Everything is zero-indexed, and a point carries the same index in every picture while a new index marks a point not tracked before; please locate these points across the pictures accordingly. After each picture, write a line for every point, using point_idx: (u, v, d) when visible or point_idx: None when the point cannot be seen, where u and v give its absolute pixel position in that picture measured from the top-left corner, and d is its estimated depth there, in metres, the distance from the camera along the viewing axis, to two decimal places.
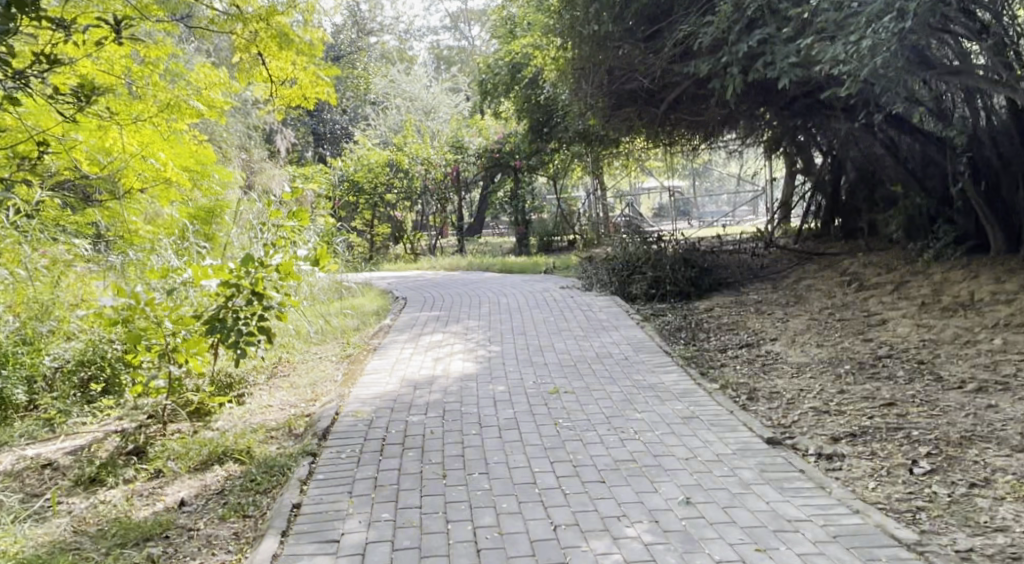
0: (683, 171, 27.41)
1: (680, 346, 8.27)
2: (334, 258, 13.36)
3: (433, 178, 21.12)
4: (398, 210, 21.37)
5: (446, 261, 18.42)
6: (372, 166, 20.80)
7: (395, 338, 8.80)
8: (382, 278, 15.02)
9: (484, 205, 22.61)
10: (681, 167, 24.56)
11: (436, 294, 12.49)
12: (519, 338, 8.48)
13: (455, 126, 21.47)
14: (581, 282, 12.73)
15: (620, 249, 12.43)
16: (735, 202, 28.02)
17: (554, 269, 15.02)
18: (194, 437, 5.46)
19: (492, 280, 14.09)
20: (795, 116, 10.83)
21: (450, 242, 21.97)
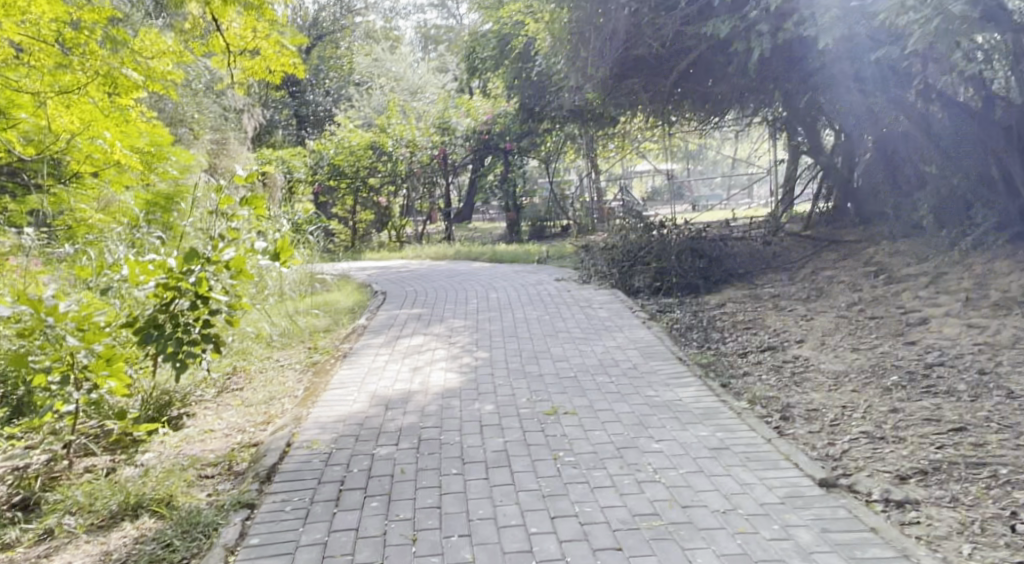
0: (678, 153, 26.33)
1: (694, 350, 7.26)
2: (307, 249, 12.27)
3: (419, 161, 20.02)
4: (382, 195, 20.26)
5: (434, 250, 17.35)
6: (354, 149, 19.78)
7: (370, 342, 7.75)
8: (363, 270, 13.95)
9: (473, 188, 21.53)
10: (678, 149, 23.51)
11: (421, 287, 11.43)
12: (510, 341, 7.44)
13: (441, 105, 20.33)
14: (577, 273, 11.71)
15: (621, 238, 11.42)
16: (730, 184, 26.94)
17: (548, 259, 13.97)
18: (108, 479, 4.44)
19: (483, 271, 13.04)
20: (816, 88, 9.82)
21: (438, 229, 20.88)
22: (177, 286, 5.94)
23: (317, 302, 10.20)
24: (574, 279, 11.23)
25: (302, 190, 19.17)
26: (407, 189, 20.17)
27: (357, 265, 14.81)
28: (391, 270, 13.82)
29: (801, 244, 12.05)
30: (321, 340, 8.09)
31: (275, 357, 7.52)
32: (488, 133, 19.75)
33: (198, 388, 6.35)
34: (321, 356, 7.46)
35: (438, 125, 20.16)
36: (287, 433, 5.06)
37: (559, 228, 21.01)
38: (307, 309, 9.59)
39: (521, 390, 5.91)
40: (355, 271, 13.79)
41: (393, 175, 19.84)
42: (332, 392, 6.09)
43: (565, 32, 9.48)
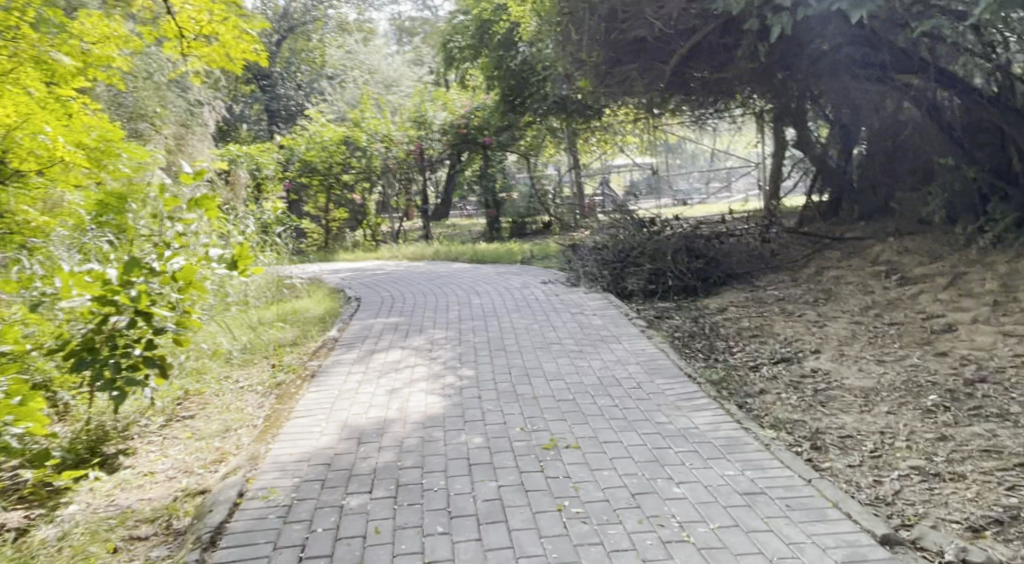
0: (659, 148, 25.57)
1: (700, 363, 6.56)
2: (274, 252, 11.41)
3: (395, 157, 19.15)
4: (357, 192, 19.36)
5: (412, 249, 16.51)
6: (326, 145, 18.81)
7: (340, 358, 6.97)
8: (335, 273, 13.10)
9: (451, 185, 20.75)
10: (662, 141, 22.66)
11: (399, 292, 10.62)
12: (497, 357, 6.70)
13: (417, 98, 19.46)
14: (565, 275, 10.99)
15: (612, 238, 10.69)
16: (711, 178, 26.36)
17: (533, 259, 13.20)
18: (17, 547, 3.69)
19: (464, 273, 12.24)
20: (824, 73, 9.15)
21: (415, 227, 20.01)
22: (115, 300, 5.20)
23: (284, 311, 9.37)
24: (562, 282, 10.49)
25: (272, 187, 18.23)
26: (383, 185, 19.28)
27: (328, 267, 13.94)
28: (366, 272, 12.97)
29: (800, 241, 11.40)
30: (286, 356, 7.32)
31: (234, 378, 6.75)
32: (465, 122, 19.25)
33: (143, 416, 5.62)
34: (285, 375, 6.69)
35: (414, 118, 19.30)
36: (240, 479, 4.31)
37: (541, 224, 20.49)
38: (272, 320, 8.77)
39: (513, 416, 5.18)
40: (327, 274, 12.95)
41: (367, 171, 18.96)
42: (296, 422, 5.33)
43: (556, 13, 8.77)
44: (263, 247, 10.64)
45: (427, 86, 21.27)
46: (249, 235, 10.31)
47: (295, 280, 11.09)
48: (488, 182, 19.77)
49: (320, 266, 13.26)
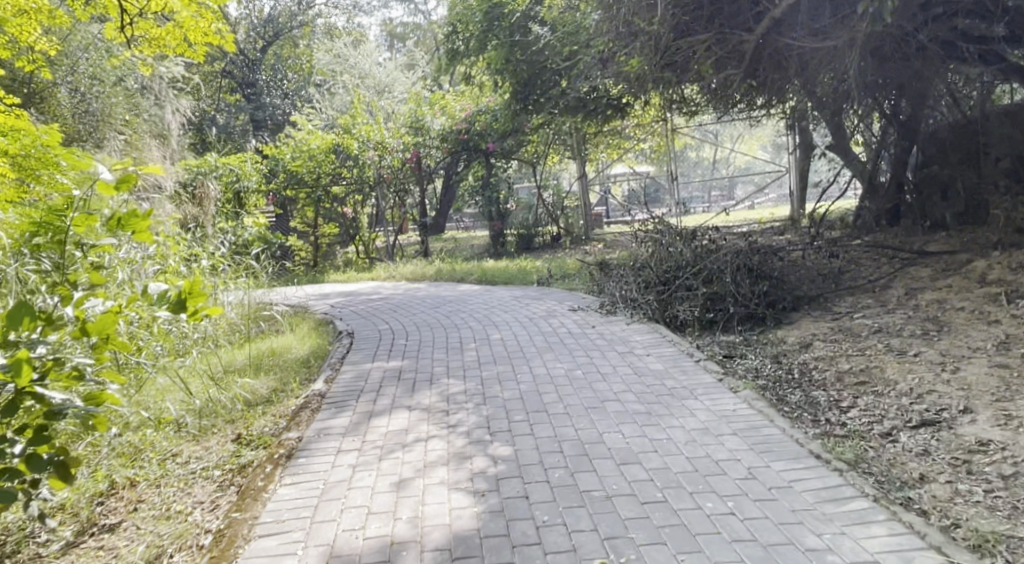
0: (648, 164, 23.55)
1: (812, 431, 4.84)
2: (250, 274, 9.62)
3: (389, 165, 17.35)
4: (348, 205, 17.55)
5: (411, 268, 14.74)
6: (314, 153, 16.91)
7: (329, 426, 5.25)
8: (321, 299, 11.28)
9: (448, 196, 18.97)
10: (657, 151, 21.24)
11: (400, 324, 8.85)
12: (540, 424, 4.98)
13: (412, 101, 17.74)
14: (595, 301, 9.25)
15: (652, 256, 8.99)
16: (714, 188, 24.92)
17: (552, 279, 11.45)
18: None
19: (473, 298, 10.46)
20: (927, 49, 7.48)
21: (413, 242, 18.22)
22: None
23: (260, 352, 7.57)
24: (595, 309, 8.76)
25: (255, 200, 16.42)
26: (376, 198, 17.49)
27: (315, 292, 12.13)
28: (359, 298, 11.16)
29: (869, 255, 9.71)
30: (254, 423, 5.55)
31: (183, 457, 4.98)
32: (466, 126, 17.66)
33: (43, 532, 3.95)
34: (250, 456, 4.93)
35: (411, 123, 17.60)
36: None
37: (549, 236, 18.84)
38: (242, 368, 6.97)
39: (585, 535, 3.52)
40: (313, 301, 11.14)
41: (360, 182, 17.17)
42: (260, 547, 3.63)
43: None
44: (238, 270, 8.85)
45: (424, 90, 19.55)
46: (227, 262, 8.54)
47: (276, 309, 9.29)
48: (491, 192, 18.30)
49: (304, 291, 11.44)
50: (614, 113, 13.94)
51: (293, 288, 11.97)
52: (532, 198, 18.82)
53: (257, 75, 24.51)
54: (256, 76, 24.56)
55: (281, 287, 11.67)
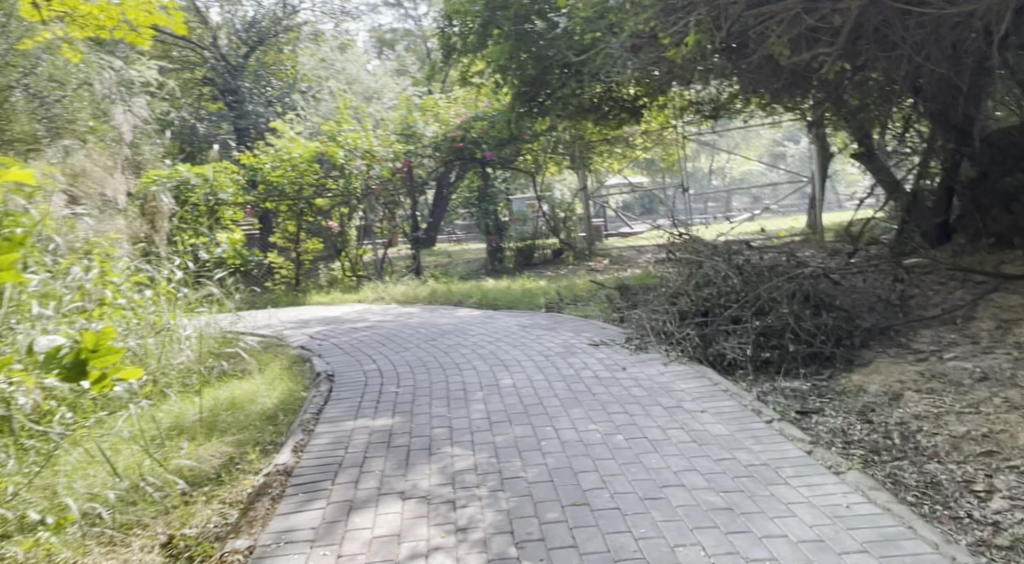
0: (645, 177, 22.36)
1: (965, 541, 3.48)
2: (211, 302, 8.23)
3: (378, 176, 15.97)
4: (334, 219, 16.10)
5: (404, 288, 13.36)
6: (296, 162, 15.45)
7: (294, 524, 3.90)
8: (297, 329, 9.85)
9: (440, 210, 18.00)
10: (654, 161, 20.18)
11: (389, 362, 7.45)
12: (583, 528, 3.61)
13: (403, 107, 16.46)
14: (619, 334, 7.88)
15: (686, 280, 7.64)
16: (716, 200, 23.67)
17: (562, 306, 10.07)
18: None
19: (473, 327, 9.06)
20: None
21: (403, 256, 16.66)
22: None
23: (218, 404, 6.22)
24: (622, 344, 7.39)
25: (232, 214, 15.11)
26: (365, 211, 16.02)
27: (292, 320, 10.73)
28: (341, 328, 9.74)
29: (934, 279, 8.41)
30: (193, 516, 4.18)
31: None
32: (461, 132, 16.41)
33: None
34: None
35: (401, 130, 16.27)
36: None
37: (550, 250, 17.68)
38: (191, 429, 5.60)
39: None
40: (288, 331, 9.73)
41: (346, 194, 15.70)
42: None
43: None
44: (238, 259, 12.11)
45: (416, 96, 18.22)
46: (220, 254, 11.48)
47: (241, 345, 7.92)
48: (488, 205, 17.01)
49: (278, 319, 10.04)
50: (629, 117, 12.57)
51: (266, 316, 10.55)
52: (525, 208, 17.55)
53: (239, 81, 23.07)
54: (237, 83, 23.15)
55: (248, 314, 10.23)
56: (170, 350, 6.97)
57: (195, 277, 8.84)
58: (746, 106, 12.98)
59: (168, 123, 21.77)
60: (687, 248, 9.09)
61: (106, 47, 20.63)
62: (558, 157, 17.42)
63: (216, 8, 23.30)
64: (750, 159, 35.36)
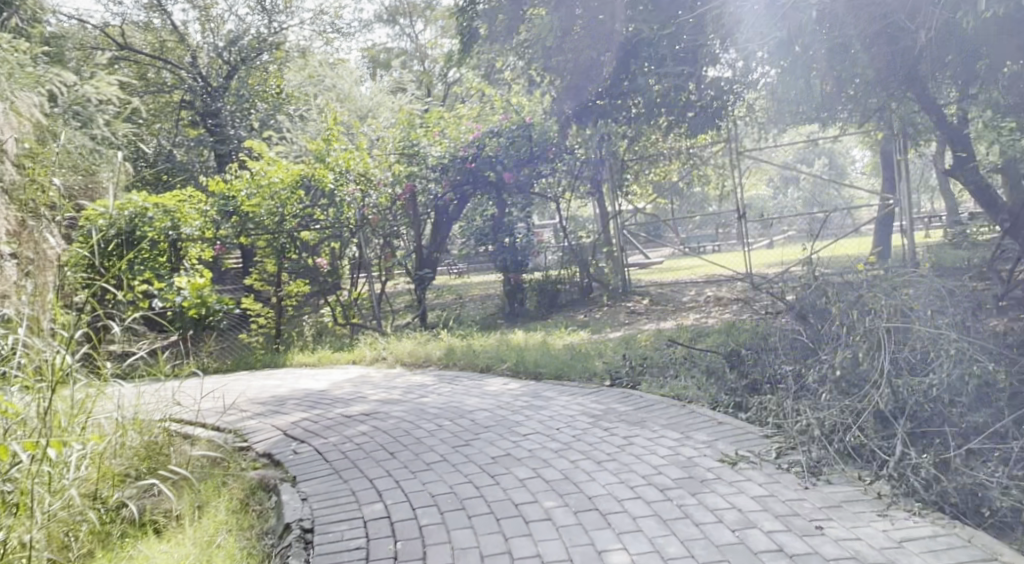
0: (681, 200, 19.60)
1: None
2: (111, 416, 5.41)
3: (374, 204, 13.19)
4: (322, 255, 13.19)
5: (410, 344, 10.57)
6: (275, 188, 12.75)
7: None
8: (251, 425, 6.89)
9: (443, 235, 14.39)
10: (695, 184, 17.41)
11: (401, 499, 4.61)
12: None
13: (403, 121, 13.72)
14: (762, 441, 5.07)
15: (879, 361, 4.84)
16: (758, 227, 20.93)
17: (635, 381, 7.27)
18: None
19: (515, 424, 6.17)
20: None
21: (401, 291, 13.78)
22: None
23: None
24: (783, 465, 4.60)
25: (198, 251, 12.69)
26: (358, 245, 13.18)
27: (261, 402, 7.92)
28: (318, 422, 6.76)
29: None
30: None
31: None
32: (472, 150, 13.74)
33: None
34: None
35: (401, 149, 13.45)
36: None
37: (576, 287, 14.80)
38: None
39: None
40: (241, 429, 6.82)
41: (338, 226, 12.87)
42: None
43: None
44: (233, 302, 12.60)
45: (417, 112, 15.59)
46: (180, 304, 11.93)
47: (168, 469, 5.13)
48: (506, 237, 14.06)
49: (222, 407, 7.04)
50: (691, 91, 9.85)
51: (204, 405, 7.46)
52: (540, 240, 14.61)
53: (220, 103, 20.74)
54: (217, 105, 20.61)
55: (186, 397, 7.31)
56: (35, 501, 4.30)
57: (105, 336, 6.75)
58: (840, 97, 10.34)
59: (134, 148, 19.25)
60: (831, 302, 6.23)
61: (64, 62, 18.21)
62: (580, 180, 14.61)
63: (196, 25, 21.11)
64: (776, 186, 32.61)
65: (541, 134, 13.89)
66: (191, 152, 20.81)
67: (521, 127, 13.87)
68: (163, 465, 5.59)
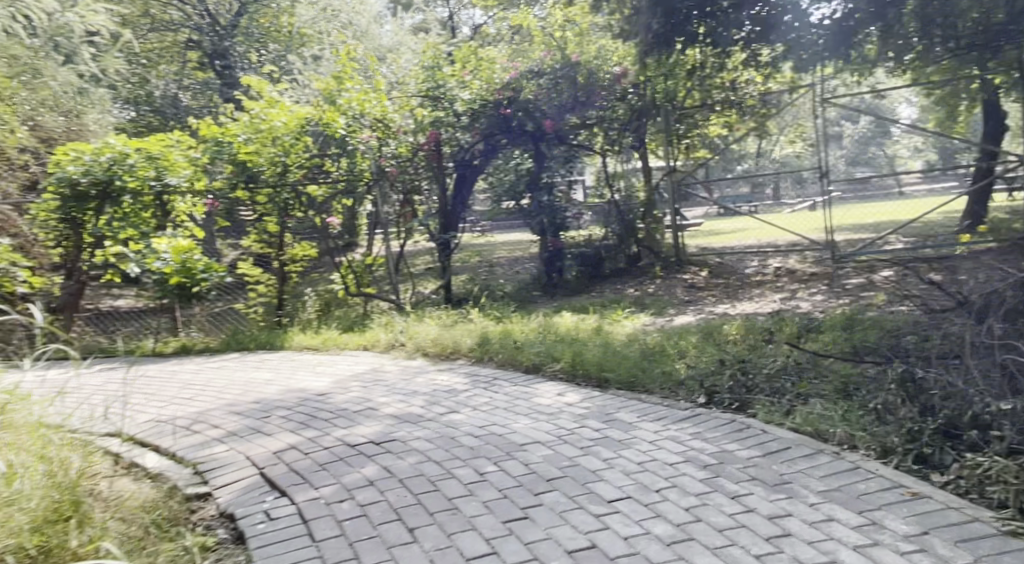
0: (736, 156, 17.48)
1: None
2: None
3: (393, 155, 11.14)
4: (335, 215, 11.15)
5: (434, 325, 8.69)
6: (277, 136, 10.66)
7: None
8: (217, 459, 5.10)
9: (465, 191, 11.92)
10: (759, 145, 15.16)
11: None
12: None
13: (427, 56, 11.58)
14: (1016, 549, 3.15)
15: None
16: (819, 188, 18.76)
17: (742, 403, 5.33)
18: None
19: (593, 471, 4.27)
20: None
21: (422, 252, 11.80)
22: None
23: None
24: None
25: (188, 205, 10.78)
26: (373, 202, 11.15)
27: (240, 414, 6.10)
28: (309, 458, 4.92)
29: None
30: None
31: None
32: (509, 93, 11.56)
33: None
34: None
35: (426, 91, 11.37)
36: None
37: (623, 257, 12.55)
38: None
39: None
40: (202, 466, 5.04)
41: (352, 180, 10.87)
42: None
43: None
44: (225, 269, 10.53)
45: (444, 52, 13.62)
46: (161, 270, 10.16)
47: None
48: (544, 195, 11.96)
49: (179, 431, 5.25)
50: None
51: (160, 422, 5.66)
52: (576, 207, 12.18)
53: (228, 43, 18.78)
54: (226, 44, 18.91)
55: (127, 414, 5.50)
56: None
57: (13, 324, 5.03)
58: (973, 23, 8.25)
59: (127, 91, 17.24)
60: None
61: None
62: (623, 133, 12.15)
63: None
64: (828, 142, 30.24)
65: (588, 78, 11.75)
66: (200, 97, 18.75)
67: (565, 67, 11.70)
68: (63, 546, 3.72)
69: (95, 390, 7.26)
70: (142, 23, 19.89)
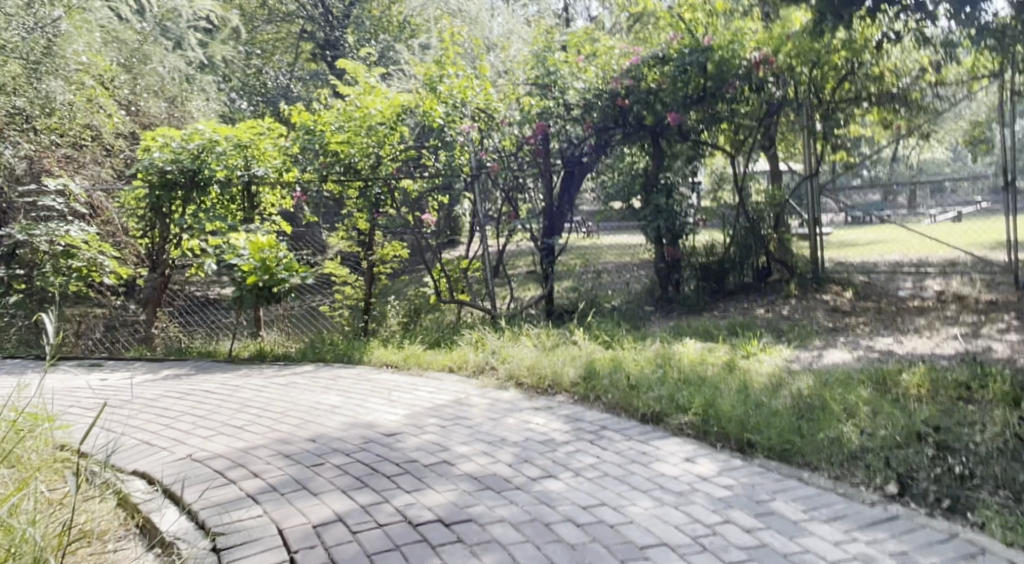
0: None
1: None
2: None
3: (496, 148, 9.84)
4: (429, 214, 9.76)
5: (531, 348, 7.40)
6: (371, 123, 9.56)
7: None
8: (243, 531, 3.93)
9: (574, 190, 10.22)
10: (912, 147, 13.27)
11: None
12: None
13: (538, 39, 10.06)
14: None
15: None
16: None
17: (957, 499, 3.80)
18: None
19: None
20: None
21: (523, 252, 10.20)
22: None
23: None
24: None
25: (273, 198, 9.87)
26: (472, 201, 9.75)
27: (287, 458, 4.96)
28: (358, 542, 3.71)
29: None
30: None
31: None
32: (627, 81, 9.97)
33: None
34: None
35: (535, 78, 9.98)
36: None
37: (751, 272, 10.69)
38: None
39: None
40: (221, 540, 3.86)
41: (450, 174, 9.48)
42: None
43: None
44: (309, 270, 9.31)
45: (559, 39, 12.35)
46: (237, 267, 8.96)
47: None
48: (661, 198, 10.32)
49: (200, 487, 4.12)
50: None
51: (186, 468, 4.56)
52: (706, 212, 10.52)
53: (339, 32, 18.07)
54: (336, 34, 18.21)
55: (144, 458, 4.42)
56: None
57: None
58: None
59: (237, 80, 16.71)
60: None
61: None
62: (759, 128, 10.37)
63: None
64: None
65: (719, 65, 9.85)
66: (308, 87, 18.09)
67: (695, 52, 9.94)
68: None
69: (140, 410, 6.31)
70: (256, 14, 19.44)
